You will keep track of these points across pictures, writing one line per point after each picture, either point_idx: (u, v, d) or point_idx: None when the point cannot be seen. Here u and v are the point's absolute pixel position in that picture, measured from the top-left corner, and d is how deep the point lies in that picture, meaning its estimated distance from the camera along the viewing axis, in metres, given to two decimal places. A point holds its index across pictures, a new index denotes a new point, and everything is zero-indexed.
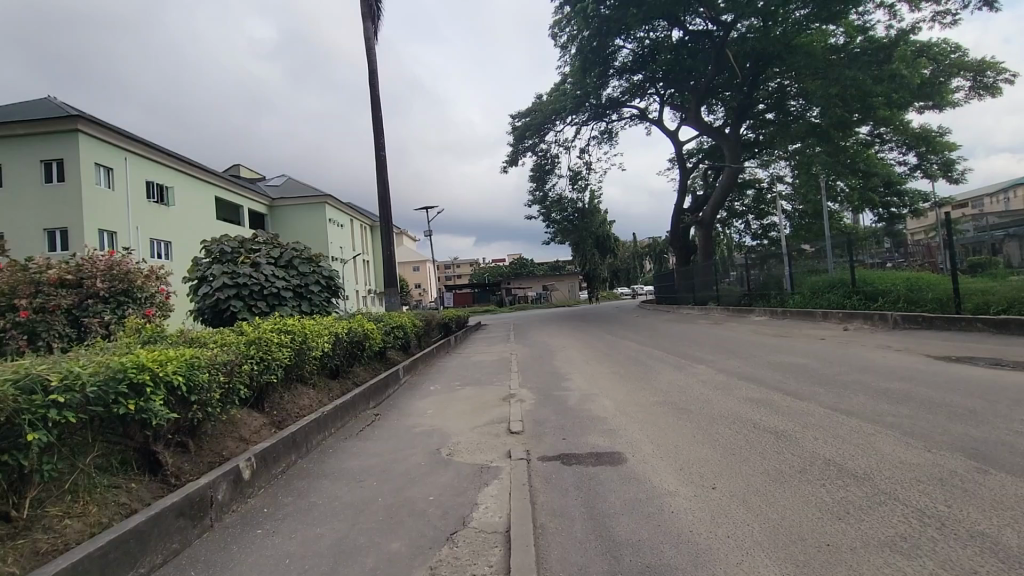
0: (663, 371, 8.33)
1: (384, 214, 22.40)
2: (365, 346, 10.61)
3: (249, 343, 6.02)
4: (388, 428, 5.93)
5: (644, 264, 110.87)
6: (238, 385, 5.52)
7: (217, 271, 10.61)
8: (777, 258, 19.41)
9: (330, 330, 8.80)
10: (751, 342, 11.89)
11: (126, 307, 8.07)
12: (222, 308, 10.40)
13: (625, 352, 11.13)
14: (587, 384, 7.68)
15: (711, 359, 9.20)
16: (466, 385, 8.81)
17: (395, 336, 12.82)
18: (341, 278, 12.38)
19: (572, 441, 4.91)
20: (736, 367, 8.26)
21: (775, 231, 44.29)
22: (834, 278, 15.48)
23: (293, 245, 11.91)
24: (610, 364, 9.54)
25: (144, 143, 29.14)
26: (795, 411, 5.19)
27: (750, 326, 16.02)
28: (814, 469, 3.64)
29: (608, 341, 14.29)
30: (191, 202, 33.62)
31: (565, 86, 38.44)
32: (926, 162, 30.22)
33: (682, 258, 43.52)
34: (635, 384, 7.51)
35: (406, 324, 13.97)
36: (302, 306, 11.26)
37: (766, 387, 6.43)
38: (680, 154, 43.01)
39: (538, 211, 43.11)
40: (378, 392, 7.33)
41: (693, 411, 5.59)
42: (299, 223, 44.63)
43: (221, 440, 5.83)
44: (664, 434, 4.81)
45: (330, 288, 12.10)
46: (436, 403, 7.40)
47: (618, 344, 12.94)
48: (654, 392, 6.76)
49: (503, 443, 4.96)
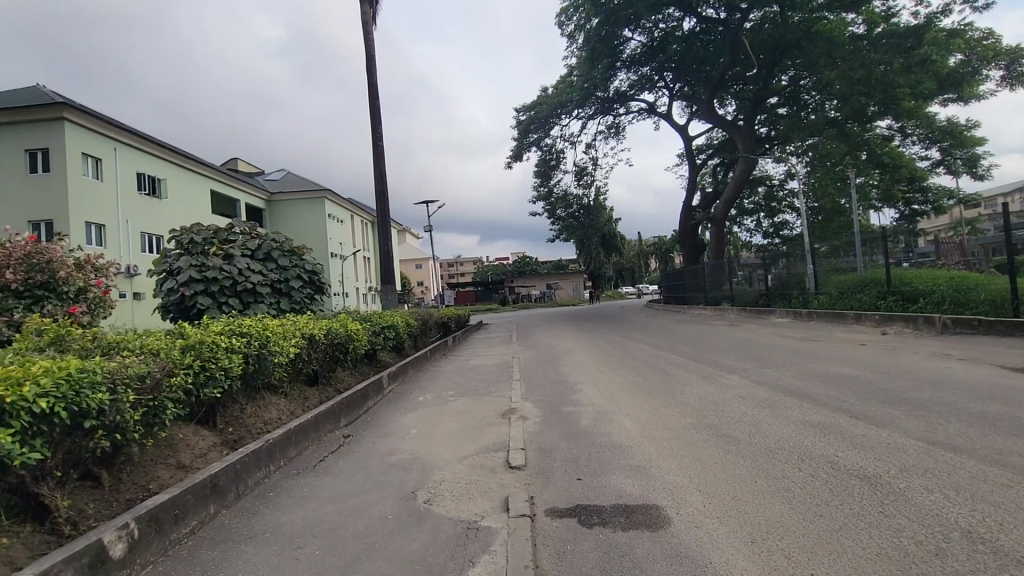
0: (690, 381, 7.14)
1: (380, 206, 21.31)
2: (348, 349, 9.41)
3: (186, 348, 4.86)
4: (356, 456, 4.74)
5: (650, 262, 109.56)
6: (165, 401, 4.39)
7: (184, 263, 9.44)
8: (797, 255, 18.16)
9: (305, 330, 7.67)
10: (781, 347, 10.67)
11: (42, 302, 7.29)
12: (188, 305, 9.23)
13: (641, 357, 9.93)
14: (603, 398, 6.51)
15: (742, 368, 8.04)
16: (459, 395, 7.63)
17: (385, 337, 11.62)
18: (326, 274, 11.21)
19: (591, 483, 3.73)
20: (775, 377, 7.08)
21: (788, 230, 42.94)
22: (865, 277, 14.22)
23: (273, 235, 10.76)
24: (626, 372, 8.37)
25: (134, 133, 28.04)
26: (878, 444, 4.01)
27: (772, 329, 14.81)
28: (956, 555, 2.47)
29: (620, 343, 13.10)
30: (184, 196, 32.61)
31: (571, 79, 37.24)
32: (950, 157, 28.98)
33: (692, 258, 42.22)
34: (658, 397, 6.34)
35: (398, 323, 12.77)
36: (282, 304, 10.10)
37: (824, 406, 5.26)
38: (690, 149, 41.82)
39: (542, 207, 41.92)
40: (354, 405, 6.17)
41: (743, 439, 4.41)
42: (298, 219, 43.58)
43: (151, 470, 4.69)
44: (714, 477, 3.62)
45: (314, 284, 10.94)
46: (422, 419, 6.24)
47: (632, 348, 11.78)
48: (685, 409, 5.59)
49: (500, 485, 3.79)
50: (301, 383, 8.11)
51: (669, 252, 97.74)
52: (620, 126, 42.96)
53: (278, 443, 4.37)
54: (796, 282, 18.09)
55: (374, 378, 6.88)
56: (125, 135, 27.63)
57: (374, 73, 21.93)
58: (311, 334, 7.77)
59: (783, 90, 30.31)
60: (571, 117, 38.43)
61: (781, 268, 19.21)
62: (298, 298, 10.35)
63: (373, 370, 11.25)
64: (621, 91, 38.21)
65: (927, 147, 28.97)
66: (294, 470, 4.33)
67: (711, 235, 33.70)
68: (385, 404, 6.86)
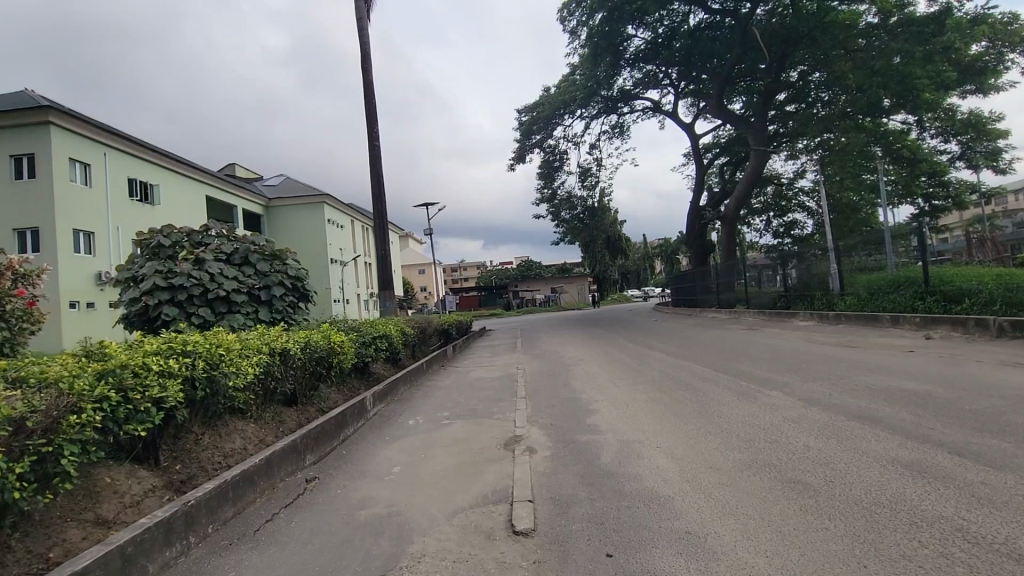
0: (726, 400, 6.08)
1: (377, 208, 20.36)
2: (331, 364, 8.36)
3: (101, 375, 3.84)
4: (314, 512, 3.71)
5: (655, 263, 108.37)
6: (61, 446, 3.36)
7: (148, 270, 8.44)
8: (818, 254, 17.09)
9: (277, 344, 6.65)
10: (814, 354, 9.60)
11: None
12: (152, 317, 8.23)
13: (660, 368, 8.86)
14: (623, 422, 5.48)
15: (782, 381, 6.95)
16: (455, 418, 6.60)
17: (377, 348, 10.56)
18: (311, 279, 10.15)
19: (627, 562, 2.69)
20: (825, 395, 6.00)
21: (800, 229, 41.73)
22: (899, 276, 13.13)
23: (253, 237, 9.78)
24: (647, 387, 7.32)
25: (125, 137, 27.21)
26: (1013, 502, 2.95)
27: (796, 333, 13.72)
28: None
29: (633, 351, 12.05)
30: (179, 202, 31.85)
31: (574, 77, 36.33)
32: (971, 150, 27.88)
33: (701, 260, 41.09)
34: (691, 422, 5.28)
35: (393, 332, 11.69)
36: (260, 314, 9.07)
37: (907, 436, 4.19)
38: (696, 148, 40.81)
39: (546, 210, 41.00)
40: (326, 436, 5.13)
41: (819, 488, 3.35)
42: (297, 224, 42.71)
43: (55, 531, 3.68)
44: (801, 559, 2.55)
45: (298, 291, 9.90)
46: (409, 452, 5.22)
47: (648, 357, 10.73)
48: (730, 439, 4.53)
49: (501, 566, 2.75)
50: (274, 403, 7.13)
51: (675, 253, 96.64)
52: (623, 126, 42.03)
53: (204, 502, 3.35)
54: (818, 281, 16.98)
55: (353, 400, 5.86)
56: (116, 139, 26.86)
57: (369, 70, 21.04)
58: (284, 347, 6.75)
59: (792, 86, 29.32)
60: (574, 117, 37.55)
61: (800, 266, 18.09)
62: (279, 305, 9.31)
63: (362, 384, 10.25)
64: (625, 89, 37.33)
65: (946, 140, 27.92)
66: (226, 541, 3.31)
67: (722, 236, 32.62)
68: (369, 433, 5.87)
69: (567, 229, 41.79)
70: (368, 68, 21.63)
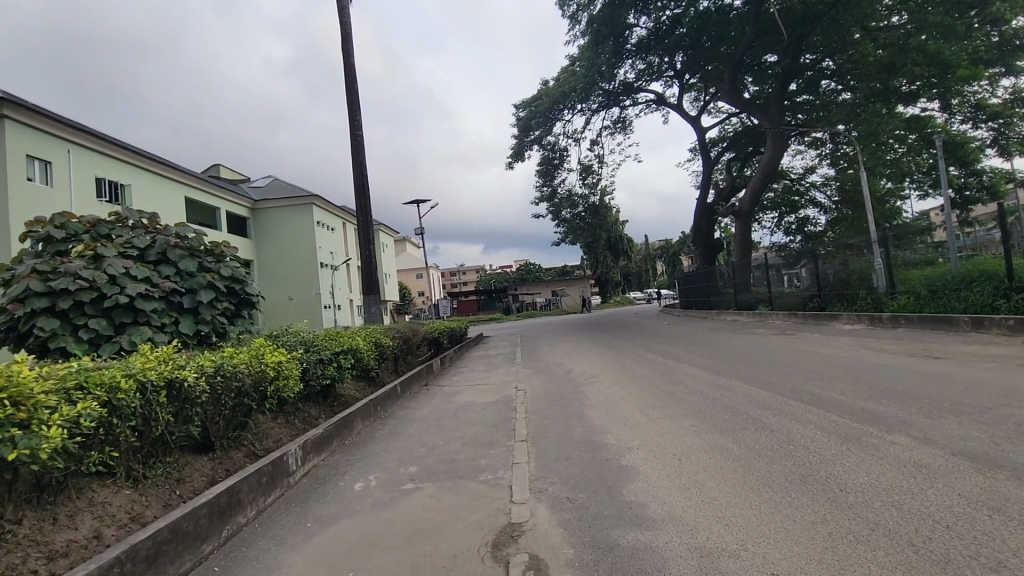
0: (835, 455, 4.01)
1: (359, 204, 18.31)
2: (266, 394, 6.21)
3: None
4: None
5: (657, 265, 106.33)
6: None
7: (21, 270, 6.33)
8: (857, 247, 15.10)
9: (160, 373, 4.58)
10: (893, 368, 7.53)
11: None
12: (19, 333, 6.10)
13: (704, 392, 6.78)
14: (687, 501, 3.41)
15: (893, 416, 4.85)
16: (424, 480, 4.48)
17: (344, 364, 8.42)
18: (253, 281, 7.97)
19: None
20: (989, 443, 3.96)
21: (814, 226, 39.34)
22: (968, 272, 11.18)
23: (176, 229, 7.69)
24: (698, 423, 5.26)
25: (90, 132, 25.07)
26: None
27: (845, 338, 11.63)
28: None
29: (656, 364, 9.95)
30: (155, 203, 29.88)
31: (574, 68, 34.38)
32: (1004, 136, 26.01)
33: (709, 258, 38.99)
34: (803, 502, 3.24)
35: (365, 344, 9.53)
36: (179, 326, 6.94)
37: None
38: (703, 142, 38.96)
39: (546, 209, 38.99)
40: (186, 542, 3.07)
41: None
42: (284, 226, 40.61)
43: None
44: None
45: (237, 296, 7.78)
46: (335, 563, 3.12)
47: (679, 373, 8.59)
48: (904, 562, 2.49)
49: None
50: (169, 453, 5.07)
51: (677, 254, 94.83)
52: (626, 120, 40.06)
53: None
54: (856, 280, 14.95)
55: (250, 467, 3.77)
56: (81, 135, 24.84)
57: (351, 53, 19.05)
58: (174, 378, 4.68)
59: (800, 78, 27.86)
60: (575, 111, 35.70)
61: (833, 262, 16.00)
62: (206, 314, 7.18)
63: (320, 416, 8.10)
64: (627, 81, 35.45)
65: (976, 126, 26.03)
66: None
67: (736, 233, 30.46)
68: (283, 522, 3.77)
69: (568, 229, 39.73)
70: (350, 50, 19.65)
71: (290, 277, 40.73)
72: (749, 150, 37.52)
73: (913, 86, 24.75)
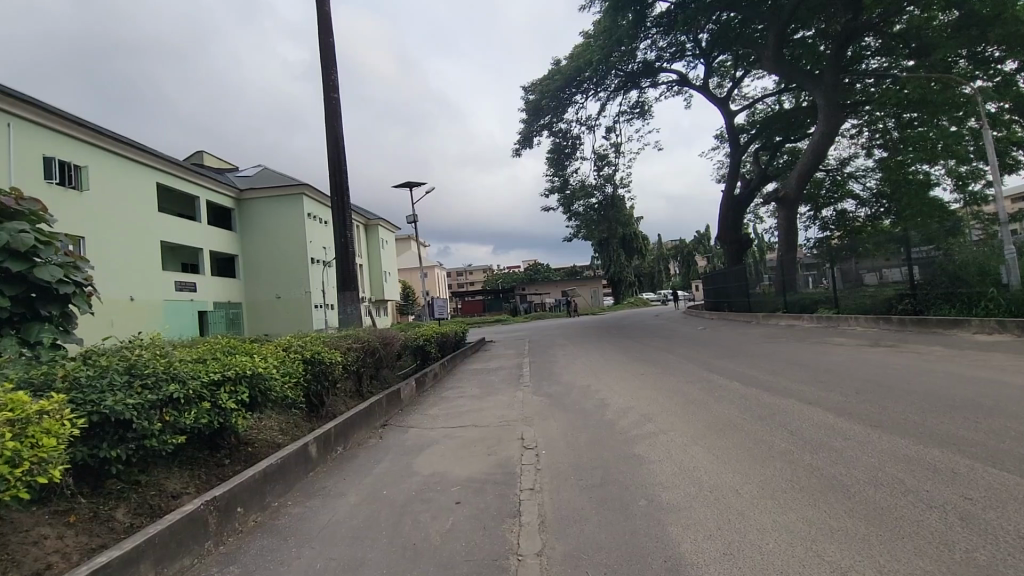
0: None
1: (333, 180, 14.92)
2: None
3: None
4: None
5: (669, 266, 102.69)
6: None
7: None
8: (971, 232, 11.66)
9: None
10: None
11: None
12: None
13: (912, 486, 3.29)
14: None
15: None
16: None
17: (233, 399, 4.90)
18: (58, 259, 4.61)
19: None
20: None
21: (853, 221, 35.30)
22: None
23: None
24: None
25: (34, 103, 21.83)
26: None
27: (1000, 355, 8.02)
28: None
29: (740, 397, 6.34)
30: (120, 188, 26.66)
31: (588, 43, 30.93)
32: None
33: (737, 256, 35.13)
34: None
35: (286, 366, 6.03)
36: None
37: None
38: (732, 128, 35.40)
39: (557, 201, 35.49)
40: None
41: None
42: (272, 218, 37.39)
43: None
44: None
45: (24, 284, 4.40)
46: None
47: (801, 421, 5.04)
48: None
49: None
50: None
51: (692, 254, 91.62)
52: (645, 105, 36.57)
53: None
54: (973, 273, 11.51)
55: None
56: (23, 106, 21.63)
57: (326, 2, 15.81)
58: None
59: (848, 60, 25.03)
60: (588, 95, 32.26)
61: (931, 253, 12.49)
62: None
63: (186, 492, 4.67)
64: (648, 61, 31.80)
65: None
66: None
67: (779, 225, 26.58)
68: None
69: (581, 224, 36.18)
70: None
71: (276, 273, 37.34)
72: (779, 137, 34.06)
73: (980, 55, 21.68)
